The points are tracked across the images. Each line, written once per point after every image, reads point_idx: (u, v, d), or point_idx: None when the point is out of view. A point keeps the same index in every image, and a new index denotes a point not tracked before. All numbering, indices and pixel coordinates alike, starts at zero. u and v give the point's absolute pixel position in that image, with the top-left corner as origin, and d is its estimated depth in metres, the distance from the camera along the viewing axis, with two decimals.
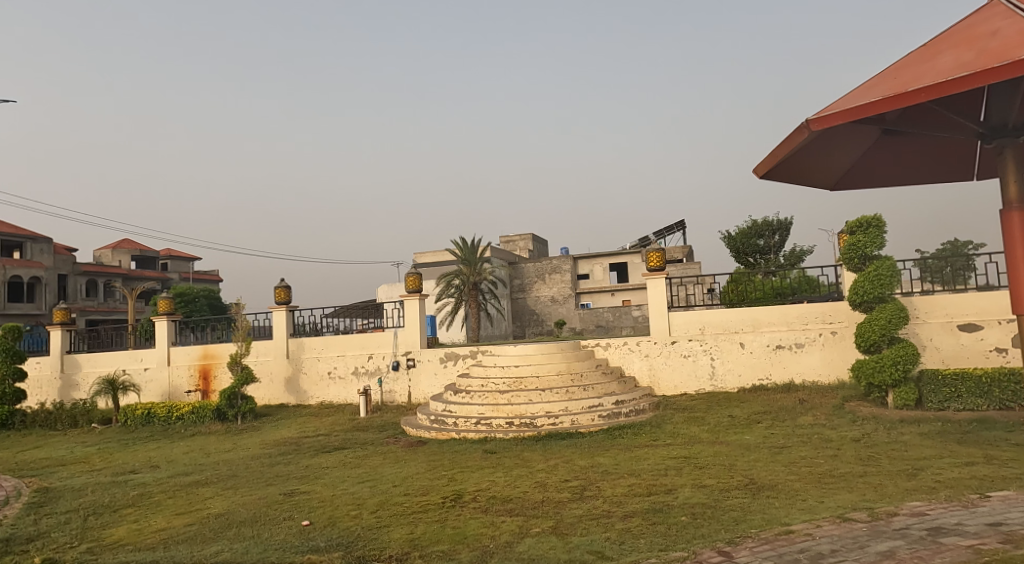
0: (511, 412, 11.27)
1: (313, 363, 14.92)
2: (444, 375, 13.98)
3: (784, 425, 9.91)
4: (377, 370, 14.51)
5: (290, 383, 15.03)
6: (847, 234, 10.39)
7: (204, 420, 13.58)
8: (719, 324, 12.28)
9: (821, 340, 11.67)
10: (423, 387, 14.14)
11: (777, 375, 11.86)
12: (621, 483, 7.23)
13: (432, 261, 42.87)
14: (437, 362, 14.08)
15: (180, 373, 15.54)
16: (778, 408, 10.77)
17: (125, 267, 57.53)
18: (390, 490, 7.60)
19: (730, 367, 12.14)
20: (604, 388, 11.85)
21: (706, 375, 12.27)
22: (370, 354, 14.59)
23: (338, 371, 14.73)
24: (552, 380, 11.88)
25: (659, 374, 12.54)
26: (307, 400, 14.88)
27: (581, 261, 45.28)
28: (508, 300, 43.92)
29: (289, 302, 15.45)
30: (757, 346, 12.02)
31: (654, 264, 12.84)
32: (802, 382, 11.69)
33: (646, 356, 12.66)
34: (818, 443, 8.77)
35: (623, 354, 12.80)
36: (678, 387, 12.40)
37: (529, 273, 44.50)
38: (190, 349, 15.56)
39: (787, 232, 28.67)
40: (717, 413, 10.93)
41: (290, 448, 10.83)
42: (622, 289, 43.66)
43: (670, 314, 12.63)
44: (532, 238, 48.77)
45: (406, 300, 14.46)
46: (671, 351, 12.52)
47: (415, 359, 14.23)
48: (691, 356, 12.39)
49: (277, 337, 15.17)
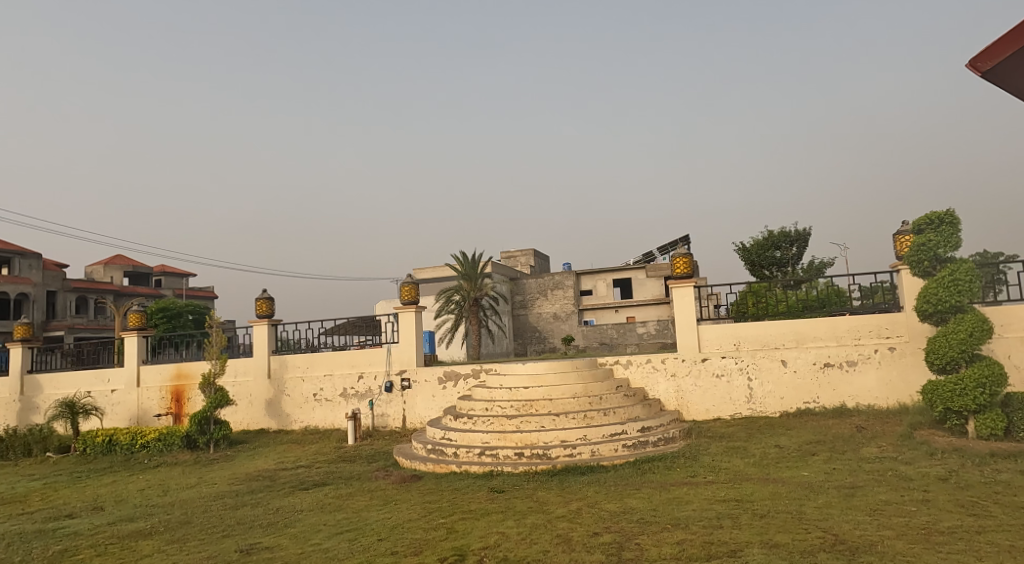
0: (520, 440, 9.73)
1: (297, 383, 13.37)
2: (444, 397, 12.46)
3: (845, 459, 8.36)
4: (367, 392, 12.97)
5: (271, 406, 13.46)
6: (914, 234, 8.95)
7: (171, 449, 11.99)
8: (757, 339, 10.80)
9: (877, 358, 10.17)
10: (419, 411, 12.61)
11: (825, 398, 10.35)
12: (669, 540, 5.69)
13: (431, 276, 41.36)
14: (435, 383, 12.57)
15: (150, 394, 14.00)
16: (832, 437, 9.23)
17: (117, 284, 55.90)
18: (375, 546, 6.04)
19: (771, 389, 10.64)
20: (627, 413, 10.31)
21: (743, 398, 10.76)
22: (361, 374, 13.06)
23: (325, 394, 13.17)
24: (567, 404, 10.34)
25: (689, 396, 11.02)
26: (290, 425, 13.29)
27: (584, 277, 43.78)
28: (509, 317, 42.37)
29: (272, 315, 13.94)
30: (802, 365, 10.52)
31: (680, 271, 11.37)
32: (856, 407, 10.18)
33: (673, 376, 11.15)
34: (897, 483, 7.22)
35: (646, 374, 11.28)
36: (710, 412, 10.90)
37: (530, 289, 43.00)
38: (161, 368, 14.02)
39: (805, 243, 27.24)
40: (761, 443, 9.40)
41: (263, 484, 9.26)
42: (627, 305, 42.12)
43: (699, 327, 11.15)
44: (533, 254, 47.27)
45: (402, 312, 12.99)
46: (702, 370, 11.02)
47: (410, 379, 12.72)
48: (724, 376, 10.90)
49: (258, 354, 13.63)
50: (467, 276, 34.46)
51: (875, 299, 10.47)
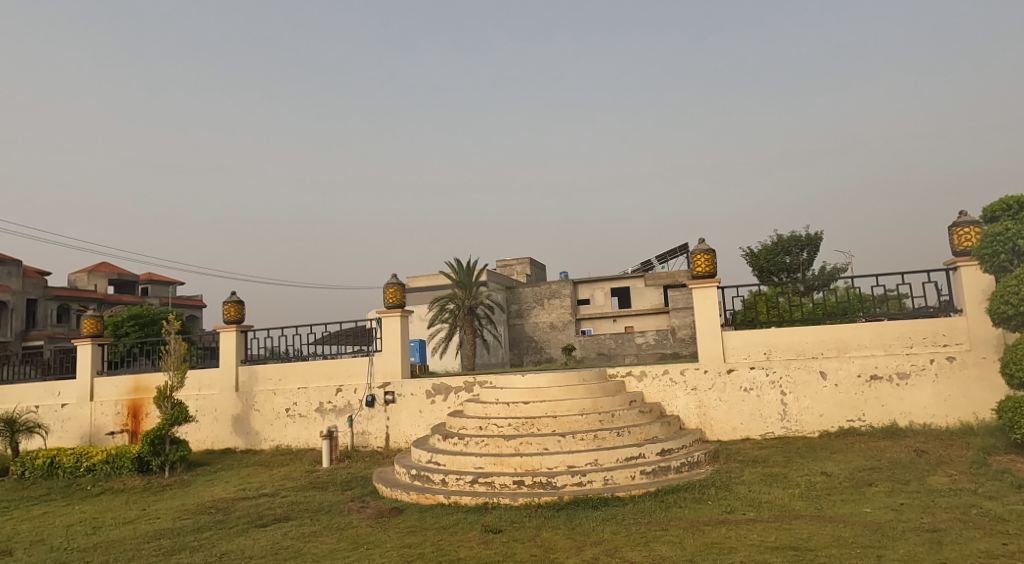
0: (519, 466, 8.30)
1: (268, 397, 11.89)
2: (432, 414, 11.03)
3: (912, 492, 6.93)
4: (347, 407, 11.52)
5: (238, 423, 11.95)
6: (986, 222, 7.59)
7: (120, 473, 10.47)
8: (792, 348, 9.45)
9: (932, 370, 8.81)
10: (405, 428, 11.16)
11: (872, 416, 9.00)
12: None
13: (425, 285, 39.95)
14: (423, 398, 11.13)
15: (104, 410, 12.50)
16: (888, 463, 7.81)
17: (101, 292, 54.17)
18: None
19: (809, 404, 9.27)
20: (643, 433, 8.88)
21: (776, 416, 9.39)
22: (339, 387, 11.61)
23: (299, 409, 11.71)
24: (575, 422, 8.91)
25: (712, 414, 9.64)
26: (259, 444, 11.80)
27: (582, 286, 42.37)
28: (505, 327, 40.91)
29: (242, 320, 12.47)
30: (844, 378, 9.16)
31: (700, 271, 9.98)
32: (909, 426, 8.83)
33: (693, 390, 9.77)
34: (990, 526, 5.81)
35: (663, 388, 9.89)
36: (737, 430, 9.52)
37: (527, 298, 41.57)
38: (117, 380, 12.53)
39: (817, 247, 25.91)
40: (804, 470, 7.97)
41: (214, 519, 7.76)
42: (625, 315, 40.73)
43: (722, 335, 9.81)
44: (529, 262, 45.81)
45: (386, 317, 11.59)
46: (727, 383, 9.66)
47: (395, 393, 11.30)
48: (754, 391, 9.53)
49: (224, 365, 12.16)
50: (463, 284, 33.03)
51: (921, 302, 9.19)
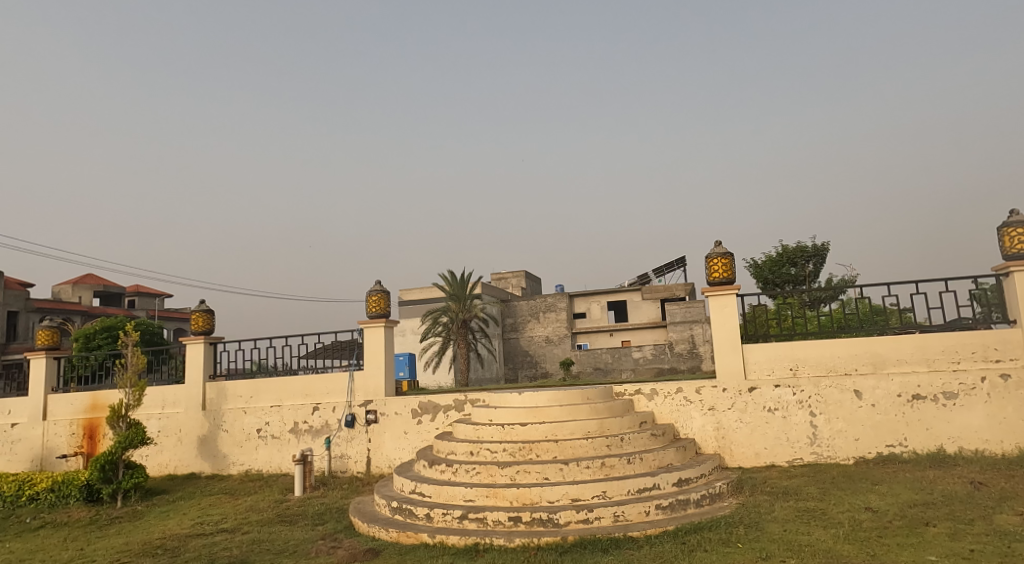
0: (516, 499, 7.20)
1: (237, 416, 10.76)
2: (418, 435, 9.94)
3: (981, 534, 5.87)
4: (324, 427, 10.41)
5: (203, 446, 10.78)
6: None
7: (66, 502, 9.31)
8: (821, 363, 8.44)
9: (983, 390, 7.83)
10: (388, 452, 10.06)
11: (915, 441, 7.98)
12: None
13: (418, 298, 38.88)
14: (408, 418, 10.05)
15: (58, 430, 11.34)
16: (943, 497, 6.75)
17: (85, 304, 52.78)
18: None
19: (842, 427, 8.24)
20: (656, 460, 7.80)
21: (804, 440, 8.34)
22: (316, 405, 10.50)
23: (271, 429, 10.58)
24: (579, 447, 7.83)
25: (733, 437, 8.60)
26: (226, 468, 10.64)
27: (577, 299, 41.33)
28: (499, 341, 39.77)
29: (211, 331, 11.35)
30: (883, 397, 8.13)
31: (718, 276, 8.99)
32: (958, 453, 7.83)
33: (711, 410, 8.72)
34: None
35: (676, 408, 8.84)
36: (761, 456, 8.47)
37: (522, 311, 40.50)
38: (72, 397, 11.37)
39: (823, 258, 24.98)
40: (845, 504, 6.90)
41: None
42: (622, 329, 39.72)
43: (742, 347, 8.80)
44: (524, 274, 44.78)
45: (369, 328, 10.52)
46: (749, 403, 8.62)
47: (377, 413, 10.21)
48: (779, 411, 8.49)
49: (190, 380, 11.03)
50: (455, 297, 31.99)
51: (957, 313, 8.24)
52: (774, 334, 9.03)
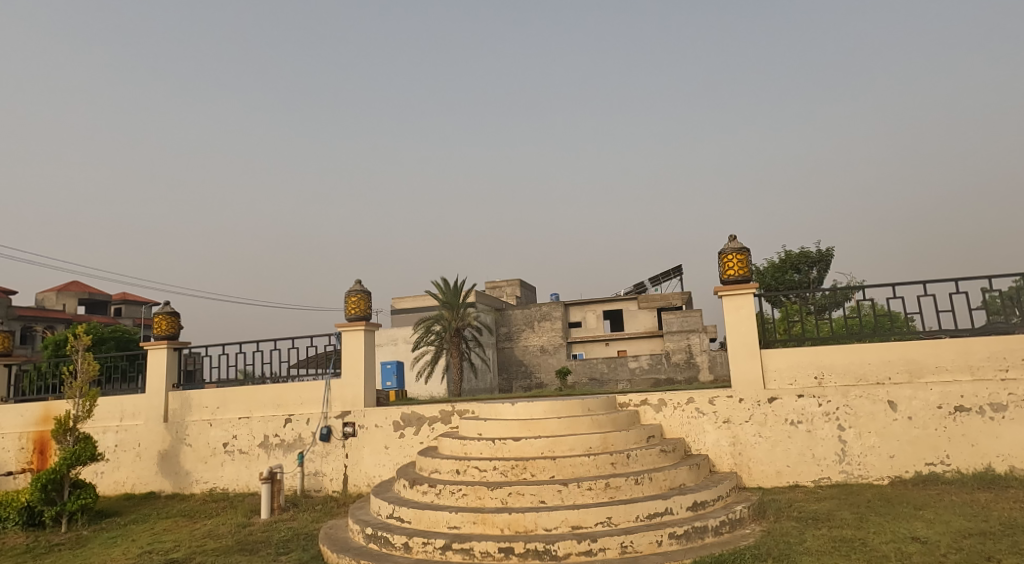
0: (507, 526, 6.26)
1: (202, 429, 9.77)
2: (400, 451, 8.99)
3: None
4: (297, 441, 9.44)
5: (164, 462, 9.79)
6: None
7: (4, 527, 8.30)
8: (851, 370, 7.55)
9: None
10: (367, 468, 9.10)
11: (959, 459, 7.10)
12: None
13: (411, 306, 37.90)
14: (389, 431, 9.10)
15: (6, 444, 10.32)
16: (1001, 525, 5.85)
17: (70, 311, 51.51)
18: None
19: (875, 443, 7.34)
20: (667, 480, 6.87)
21: (832, 457, 7.44)
22: (289, 417, 9.54)
23: (238, 444, 9.60)
24: (580, 465, 6.89)
25: (751, 453, 7.69)
26: (188, 487, 9.65)
27: (573, 308, 40.43)
28: (493, 350, 38.79)
29: (176, 336, 10.39)
30: (921, 409, 7.24)
31: (733, 274, 8.13)
32: (1008, 473, 6.96)
33: (726, 423, 7.83)
34: None
35: (687, 420, 7.95)
36: (783, 474, 7.56)
37: (516, 320, 39.55)
38: (22, 408, 10.36)
39: (827, 265, 24.20)
40: (888, 533, 5.97)
41: None
42: (618, 338, 38.81)
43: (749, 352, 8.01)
44: (519, 283, 43.88)
45: (348, 332, 9.58)
46: (768, 415, 7.72)
47: (356, 425, 9.26)
48: (804, 425, 7.58)
49: (152, 390, 10.05)
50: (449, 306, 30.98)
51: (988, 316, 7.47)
52: (794, 338, 8.15)
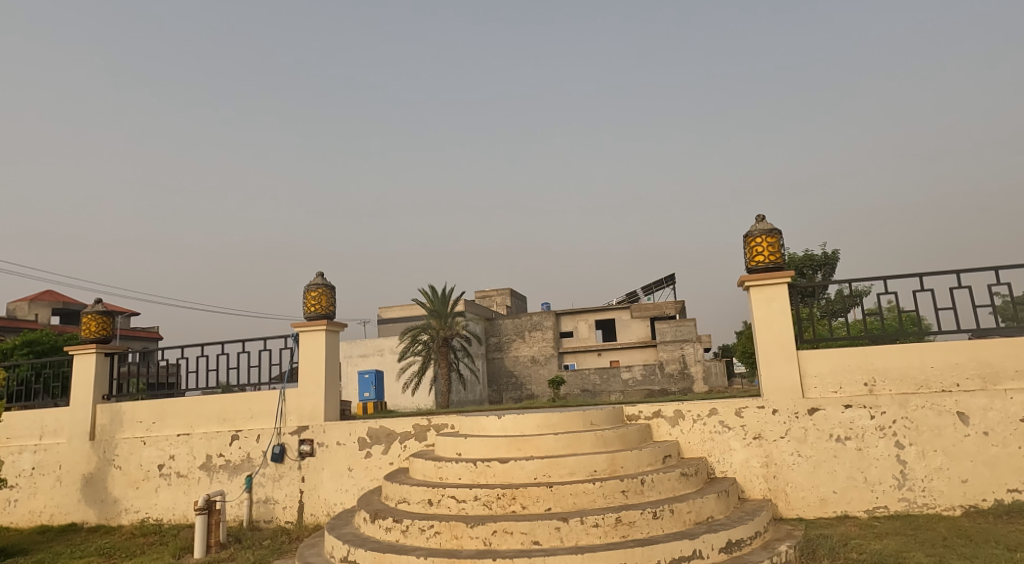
0: None
1: (134, 449, 8.29)
2: (366, 474, 7.57)
3: None
4: (245, 462, 7.99)
5: (89, 487, 8.31)
6: None
7: None
8: (908, 376, 6.24)
9: None
10: (327, 495, 7.67)
11: None
12: None
13: (398, 316, 36.43)
14: (353, 450, 7.68)
15: None
16: None
17: (42, 321, 49.54)
18: None
19: (943, 464, 6.01)
20: (691, 512, 5.50)
21: (889, 482, 6.10)
22: (235, 433, 8.09)
23: (175, 466, 8.13)
24: (583, 495, 5.50)
25: (787, 477, 6.34)
26: (115, 517, 8.16)
27: (564, 318, 39.07)
28: (482, 361, 37.32)
29: (109, 339, 8.94)
30: (1000, 424, 5.94)
31: (762, 260, 6.84)
32: None
33: (756, 440, 6.48)
34: None
35: (709, 437, 6.59)
36: (829, 503, 6.20)
37: (506, 330, 38.12)
38: None
39: (831, 270, 23.01)
40: None
41: None
42: (610, 349, 37.48)
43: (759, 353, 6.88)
44: (509, 292, 42.52)
45: (306, 333, 8.18)
46: (809, 430, 6.37)
47: (314, 443, 7.83)
48: (853, 442, 6.24)
49: (77, 402, 8.58)
50: (437, 314, 29.50)
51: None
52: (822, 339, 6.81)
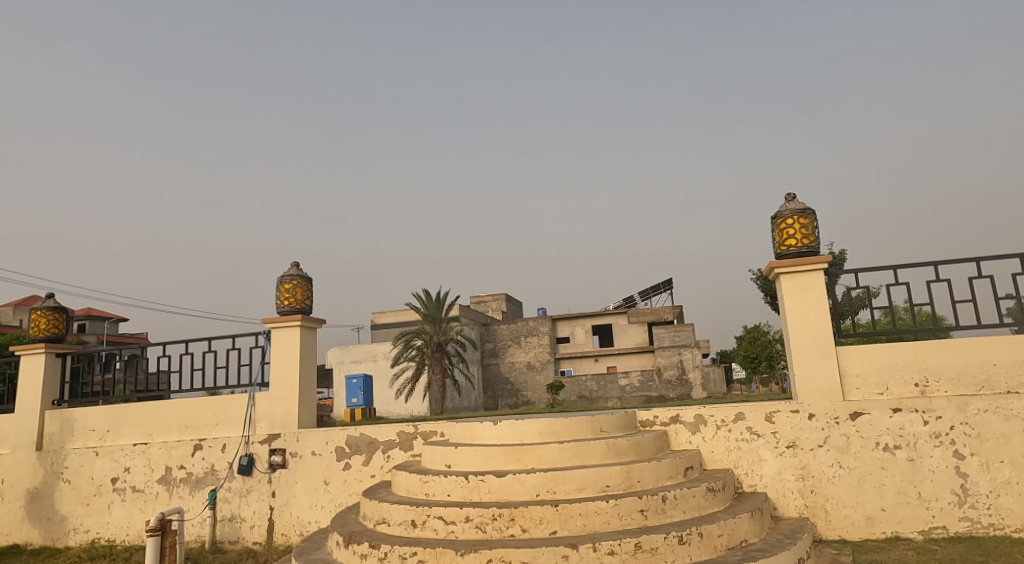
0: None
1: (84, 460, 7.40)
2: (345, 488, 6.70)
3: None
4: (209, 476, 7.10)
5: (34, 504, 7.42)
6: None
7: None
8: (967, 375, 5.43)
9: None
10: (300, 512, 6.79)
11: None
12: None
13: (391, 321, 35.54)
14: (330, 461, 6.81)
15: None
16: None
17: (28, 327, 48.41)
18: None
19: (1011, 477, 5.21)
20: (722, 536, 4.65)
21: (947, 498, 5.28)
22: (198, 443, 7.20)
23: (130, 479, 7.24)
24: (594, 517, 4.64)
25: (828, 493, 5.50)
26: (62, 538, 7.26)
27: (561, 323, 38.20)
28: (477, 367, 36.40)
29: (63, 339, 8.04)
30: None
31: (791, 247, 6.02)
32: None
33: (791, 449, 5.64)
34: None
35: (735, 446, 5.75)
36: (876, 523, 5.37)
37: (502, 335, 37.22)
38: None
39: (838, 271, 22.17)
40: None
41: None
42: (608, 355, 36.62)
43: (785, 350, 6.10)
44: (505, 297, 41.64)
45: (278, 330, 7.30)
46: (853, 438, 5.54)
47: (287, 454, 6.95)
48: (904, 451, 5.41)
49: (23, 408, 7.69)
50: (432, 319, 28.60)
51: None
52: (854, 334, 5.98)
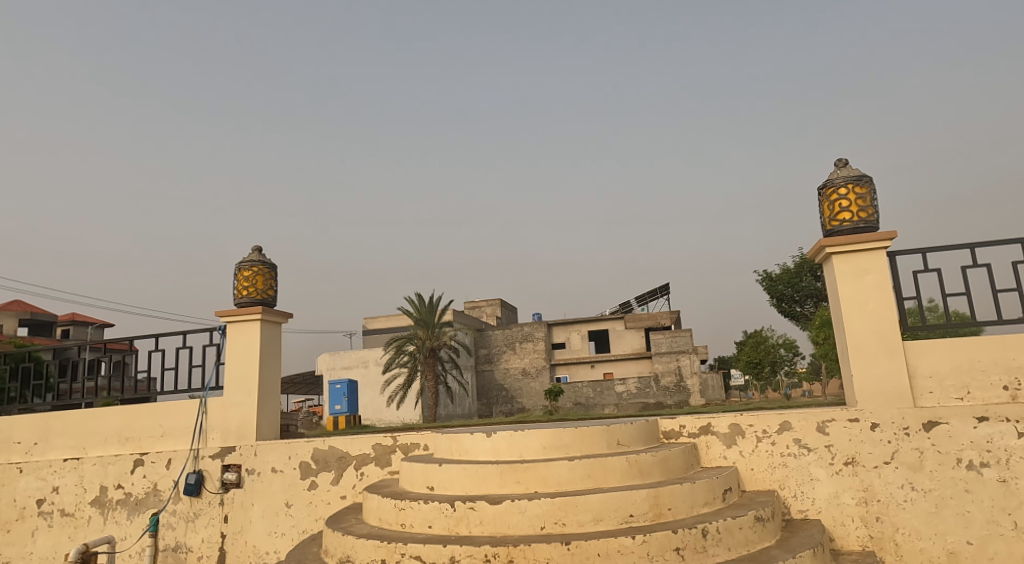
0: None
1: (7, 479, 6.32)
2: (310, 513, 5.63)
3: None
4: (150, 496, 6.02)
5: None
6: None
7: None
8: None
9: None
10: (257, 541, 5.71)
11: None
12: None
13: (383, 327, 34.44)
14: (293, 480, 5.73)
15: None
16: None
17: None
18: None
19: None
20: None
21: None
22: (138, 458, 6.10)
23: (58, 501, 6.15)
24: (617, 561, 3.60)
25: (898, 521, 4.47)
26: None
27: (556, 328, 37.14)
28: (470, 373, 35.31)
29: None
30: None
31: (844, 221, 5.00)
32: None
33: (850, 467, 4.60)
34: None
35: (781, 463, 4.71)
36: (959, 558, 4.35)
37: (496, 341, 36.14)
38: None
39: None
40: None
41: None
42: (605, 360, 35.57)
43: (836, 345, 5.07)
44: (500, 302, 40.59)
45: (235, 325, 6.22)
46: (929, 453, 4.51)
47: (243, 470, 5.88)
48: (994, 471, 4.40)
49: None
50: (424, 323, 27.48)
51: None
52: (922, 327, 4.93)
